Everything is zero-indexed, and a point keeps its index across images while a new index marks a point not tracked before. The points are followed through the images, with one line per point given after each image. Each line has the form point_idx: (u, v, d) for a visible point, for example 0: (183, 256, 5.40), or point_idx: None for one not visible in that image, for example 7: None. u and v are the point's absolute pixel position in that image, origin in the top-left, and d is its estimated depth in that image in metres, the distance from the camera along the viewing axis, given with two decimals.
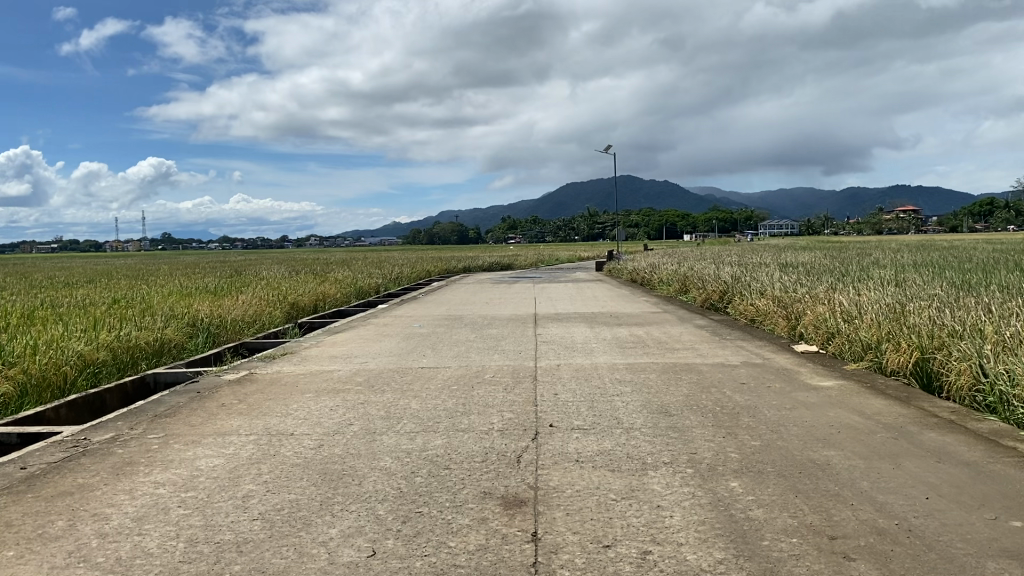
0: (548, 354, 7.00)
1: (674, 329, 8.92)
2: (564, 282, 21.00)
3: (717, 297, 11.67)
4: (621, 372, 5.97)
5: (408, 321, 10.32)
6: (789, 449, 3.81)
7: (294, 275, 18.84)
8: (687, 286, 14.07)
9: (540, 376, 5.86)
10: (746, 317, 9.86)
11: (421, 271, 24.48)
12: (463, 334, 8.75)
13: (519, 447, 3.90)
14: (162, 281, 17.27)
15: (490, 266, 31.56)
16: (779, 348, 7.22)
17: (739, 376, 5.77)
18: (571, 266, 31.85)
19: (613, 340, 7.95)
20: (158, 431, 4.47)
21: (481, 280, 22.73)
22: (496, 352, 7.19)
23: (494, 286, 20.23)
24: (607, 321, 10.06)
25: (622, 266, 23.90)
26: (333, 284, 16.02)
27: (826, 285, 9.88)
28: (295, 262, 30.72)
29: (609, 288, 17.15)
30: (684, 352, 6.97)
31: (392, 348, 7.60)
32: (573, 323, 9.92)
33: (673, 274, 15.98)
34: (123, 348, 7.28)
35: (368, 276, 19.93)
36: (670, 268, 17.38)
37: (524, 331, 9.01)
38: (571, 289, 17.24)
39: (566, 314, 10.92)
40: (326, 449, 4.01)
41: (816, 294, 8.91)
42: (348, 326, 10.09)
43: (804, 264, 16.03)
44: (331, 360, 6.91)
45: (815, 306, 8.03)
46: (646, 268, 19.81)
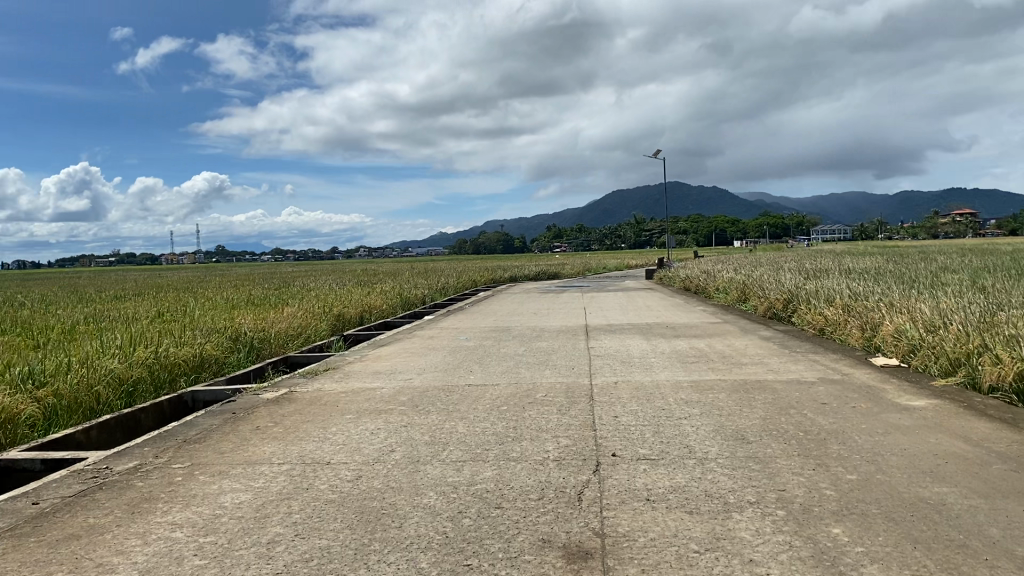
0: (604, 370, 6.53)
1: (737, 341, 8.36)
2: (615, 291, 20.46)
3: (780, 305, 11.04)
4: (685, 390, 5.49)
5: (455, 334, 9.92)
6: (893, 485, 3.29)
7: (341, 286, 18.65)
8: (746, 295, 13.43)
9: (597, 395, 5.40)
10: (813, 327, 9.24)
11: (469, 282, 24.17)
12: (513, 348, 8.32)
13: (579, 483, 3.44)
14: (211, 294, 17.22)
15: (539, 275, 31.13)
16: (856, 362, 6.64)
17: (817, 396, 5.23)
18: (621, 275, 31.17)
19: (673, 354, 7.45)
20: (186, 460, 4.13)
21: (529, 289, 22.33)
22: (549, 368, 6.73)
23: (543, 295, 19.80)
24: (664, 332, 9.55)
25: (675, 273, 23.26)
26: (380, 295, 15.75)
27: (901, 293, 9.20)
28: (342, 274, 30.64)
29: (663, 298, 16.56)
30: (751, 367, 6.45)
31: (438, 364, 7.19)
32: (628, 335, 9.42)
33: (730, 282, 15.34)
34: (160, 366, 7.01)
35: (415, 286, 19.66)
36: (726, 275, 16.71)
37: (577, 343, 8.55)
38: (623, 299, 16.69)
39: (619, 325, 10.42)
40: (363, 483, 3.60)
41: (891, 302, 8.26)
42: (394, 340, 9.72)
43: (870, 270, 15.25)
44: (375, 377, 6.53)
45: (893, 315, 7.41)
46: (700, 275, 19.17)
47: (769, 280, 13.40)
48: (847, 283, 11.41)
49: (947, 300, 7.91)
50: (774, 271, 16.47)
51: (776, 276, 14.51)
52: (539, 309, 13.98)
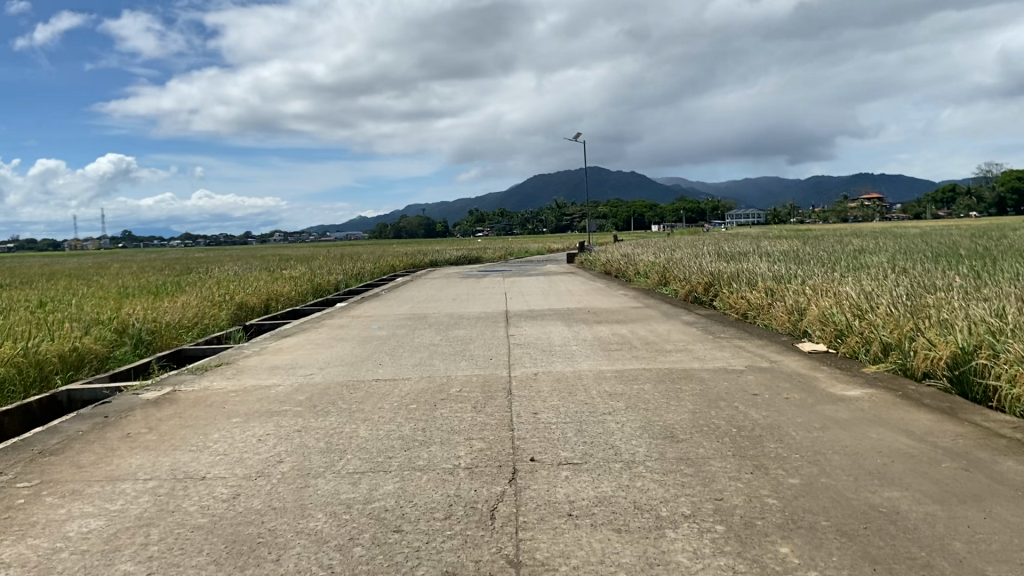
0: (523, 360, 6.12)
1: (660, 327, 8.07)
2: (535, 275, 20.10)
3: (701, 290, 10.83)
4: (609, 381, 5.11)
5: (366, 323, 9.35)
6: (839, 491, 2.96)
7: (248, 273, 17.72)
8: (666, 278, 13.22)
9: (515, 388, 4.97)
10: (736, 311, 9.03)
11: (386, 267, 23.45)
12: (426, 337, 7.83)
13: (492, 497, 2.99)
14: (105, 282, 16.09)
15: (458, 260, 30.58)
16: (783, 348, 6.41)
17: (748, 385, 4.93)
18: (541, 259, 30.88)
19: (595, 342, 7.08)
20: (34, 475, 3.51)
21: (448, 274, 21.78)
22: (463, 359, 6.28)
23: (462, 280, 19.29)
24: (585, 319, 9.21)
25: (595, 257, 23.04)
26: (289, 283, 14.97)
27: (822, 276, 9.06)
28: (252, 259, 29.43)
29: (583, 282, 16.27)
30: (677, 355, 6.14)
31: (345, 356, 6.64)
32: (548, 322, 9.04)
33: (650, 265, 15.15)
34: (29, 363, 6.25)
35: (328, 272, 18.88)
36: (646, 259, 16.52)
37: (495, 331, 8.12)
38: (542, 283, 16.36)
39: (539, 311, 10.03)
40: (241, 503, 3.07)
41: (814, 285, 8.09)
42: (300, 330, 9.09)
43: (787, 254, 15.27)
44: (272, 372, 5.95)
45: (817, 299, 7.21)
46: (620, 259, 18.98)
47: (690, 264, 13.22)
48: (767, 266, 11.29)
49: (870, 283, 7.76)
50: (693, 254, 16.36)
51: (696, 260, 14.36)
52: (456, 295, 13.49)
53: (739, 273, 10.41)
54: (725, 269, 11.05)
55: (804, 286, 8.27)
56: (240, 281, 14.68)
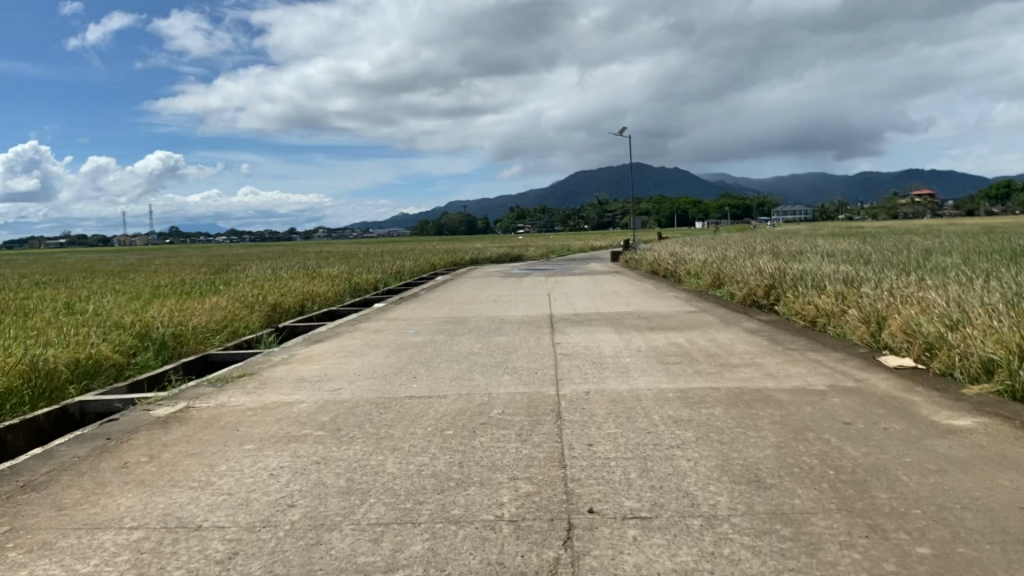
0: (572, 374, 5.51)
1: (721, 336, 7.39)
2: (580, 275, 19.44)
3: (761, 293, 10.10)
4: (672, 404, 4.48)
5: (403, 328, 8.82)
6: (990, 569, 2.31)
7: (286, 271, 17.37)
8: (721, 280, 12.48)
9: (564, 411, 4.37)
10: (803, 318, 8.29)
11: (426, 266, 23.01)
12: (467, 345, 7.26)
13: (544, 568, 2.40)
14: (141, 280, 15.83)
15: (501, 258, 30.05)
16: (864, 363, 5.71)
17: (835, 411, 4.26)
18: (584, 257, 30.15)
19: (651, 353, 6.45)
20: (5, 519, 3.00)
21: (490, 273, 21.24)
22: (506, 372, 5.69)
23: (504, 279, 18.71)
24: (637, 324, 8.56)
25: (641, 256, 22.29)
26: (326, 282, 14.56)
27: (898, 280, 8.28)
28: (292, 257, 29.20)
29: (630, 282, 15.57)
30: (746, 371, 5.47)
31: (378, 366, 6.10)
32: (596, 328, 8.41)
33: (702, 266, 14.40)
34: (40, 373, 5.82)
35: (367, 271, 18.46)
36: (697, 258, 15.76)
37: (540, 339, 7.52)
38: (588, 284, 15.68)
39: (586, 315, 9.40)
40: (237, 566, 2.52)
41: (892, 291, 7.33)
42: (333, 334, 8.60)
43: (848, 253, 14.39)
44: (298, 386, 5.43)
45: (901, 307, 6.47)
46: (669, 258, 18.22)
47: (746, 264, 12.46)
48: (832, 268, 10.50)
49: (959, 290, 6.98)
50: (747, 253, 15.55)
51: (752, 259, 13.58)
52: (499, 296, 12.91)
53: (803, 275, 9.65)
54: (786, 271, 10.29)
55: (882, 291, 7.51)
56: (276, 280, 14.29)
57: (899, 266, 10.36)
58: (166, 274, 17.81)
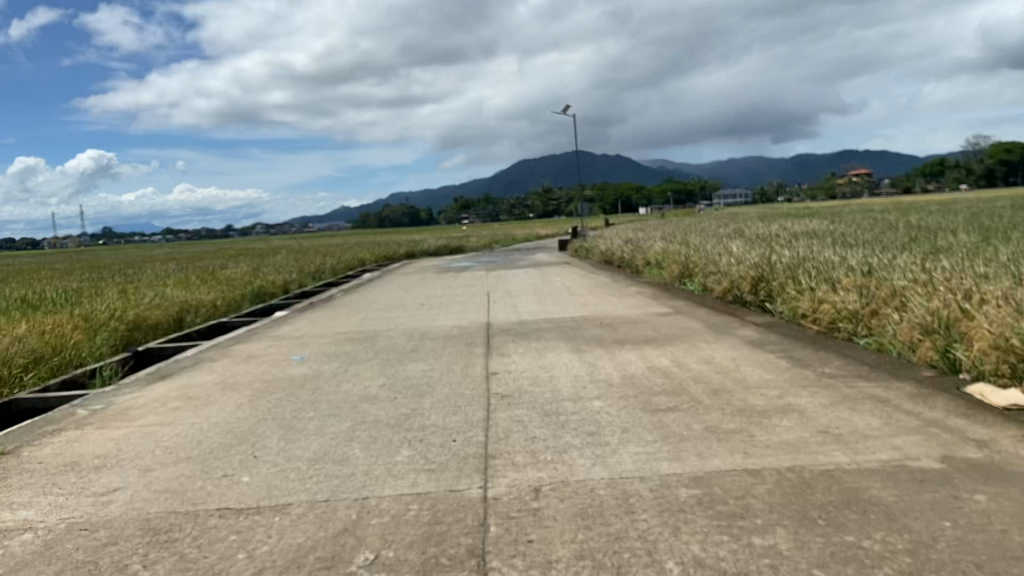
0: (510, 443, 3.42)
1: (717, 352, 5.37)
2: (524, 268, 17.40)
3: (746, 288, 8.13)
4: (695, 526, 2.40)
5: (290, 352, 6.64)
6: None
7: (183, 274, 14.95)
8: (691, 271, 10.51)
9: (494, 556, 2.27)
10: (816, 323, 6.29)
11: (354, 263, 20.73)
12: (364, 381, 5.12)
13: None
14: (4, 291, 13.30)
15: (441, 251, 27.91)
16: (958, 403, 3.72)
17: (1005, 535, 2.24)
18: (528, 248, 28.13)
19: (627, 389, 4.38)
20: None
21: (426, 269, 19.09)
22: (406, 441, 3.59)
23: (441, 276, 16.57)
24: (600, 336, 6.51)
25: (591, 244, 20.34)
26: (221, 287, 12.26)
27: (936, 269, 6.34)
28: (207, 256, 26.61)
29: (581, 275, 13.58)
30: (787, 429, 3.44)
31: (212, 436, 3.93)
32: (546, 342, 6.35)
33: (664, 254, 12.44)
34: None
35: (282, 271, 16.17)
36: (657, 246, 13.79)
37: (471, 366, 5.42)
38: (535, 280, 13.60)
39: (532, 324, 7.33)
40: None
41: (945, 289, 5.39)
42: (191, 366, 6.38)
43: (831, 233, 12.56)
44: (52, 482, 3.23)
45: (980, 313, 4.51)
46: (624, 246, 16.26)
47: (718, 250, 10.50)
48: (829, 252, 8.60)
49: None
50: (713, 239, 13.63)
51: (723, 245, 11.67)
52: (427, 299, 10.77)
53: (801, 264, 7.70)
54: (775, 258, 8.34)
55: (929, 289, 5.55)
56: (159, 287, 11.94)
57: (909, 249, 8.49)
58: (40, 282, 15.23)
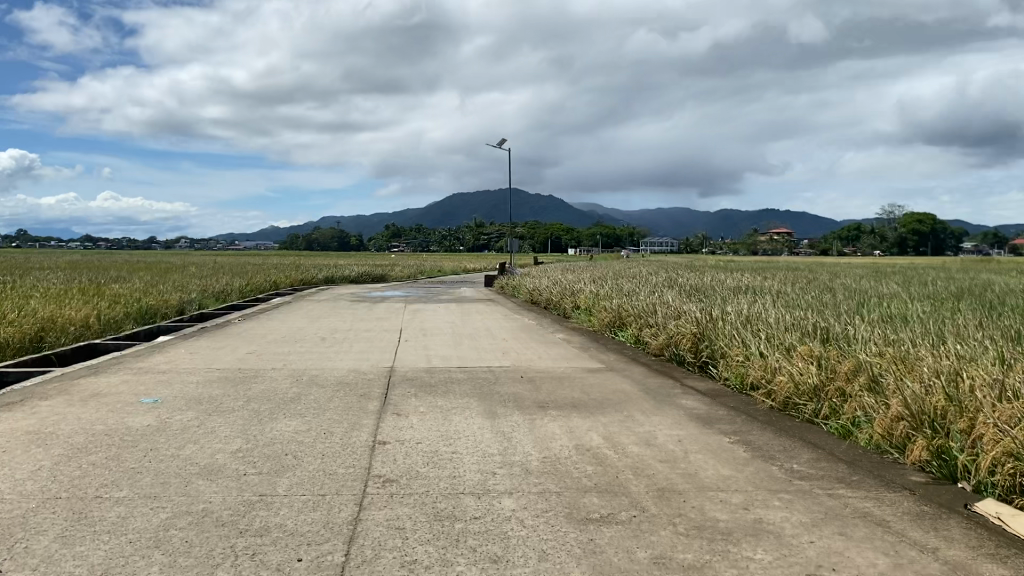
0: (378, 572, 2.37)
1: (659, 429, 4.41)
2: (446, 303, 16.33)
3: (684, 346, 7.25)
4: None
5: (143, 393, 5.44)
6: None
7: (64, 285, 13.37)
8: (623, 320, 9.62)
9: None
10: (769, 397, 5.42)
11: (265, 285, 19.31)
12: (214, 445, 3.99)
13: None
14: None
15: (362, 278, 26.63)
16: (977, 532, 2.83)
17: None
18: (453, 281, 27.07)
19: (548, 481, 3.37)
20: None
21: (341, 296, 17.84)
22: (231, 558, 2.49)
23: (355, 306, 15.36)
24: (520, 394, 5.51)
25: (518, 282, 19.41)
26: (100, 303, 10.82)
27: (902, 343, 5.55)
28: (107, 265, 24.69)
29: (505, 316, 12.61)
30: (767, 566, 2.48)
31: None
32: (454, 398, 5.31)
33: (595, 300, 11.56)
34: None
35: (178, 289, 14.70)
36: (587, 290, 12.90)
37: (357, 429, 4.35)
38: (454, 317, 12.55)
39: (443, 373, 6.29)
40: None
41: (925, 372, 4.55)
42: (10, 403, 5.10)
43: (768, 289, 11.93)
44: None
45: (983, 408, 3.66)
46: (552, 286, 15.37)
47: (653, 300, 9.66)
48: (777, 311, 7.79)
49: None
50: (646, 287, 12.82)
51: (658, 294, 10.85)
52: (331, 332, 9.61)
53: (748, 325, 6.87)
54: (717, 315, 7.50)
55: (905, 369, 4.72)
56: (24, 297, 10.44)
57: (860, 314, 7.78)
58: None
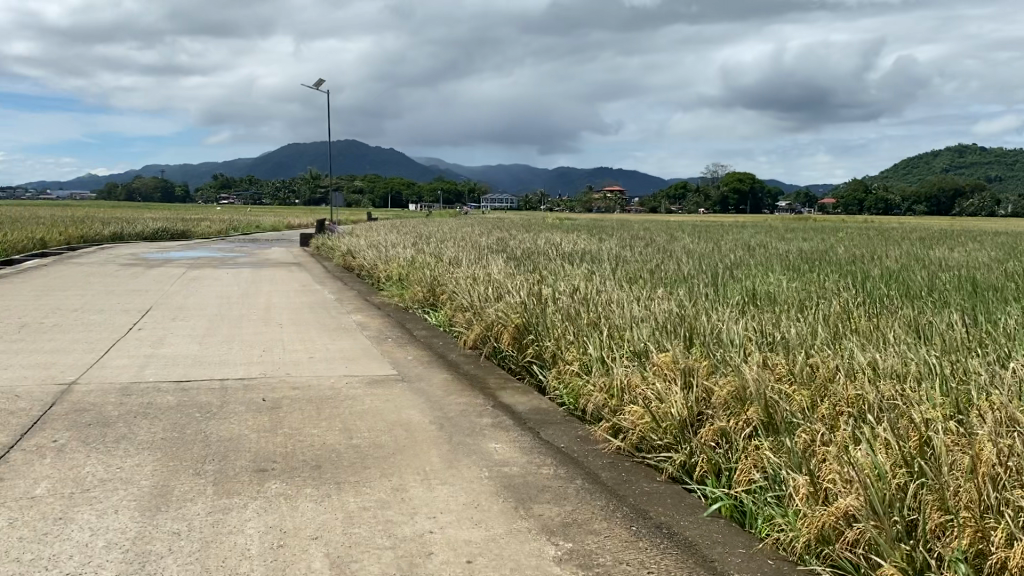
0: None
1: (439, 526, 2.56)
2: (244, 266, 13.91)
3: (504, 340, 5.47)
4: None
5: None
6: None
7: None
8: (439, 297, 7.78)
9: None
10: (615, 433, 3.69)
11: (22, 242, 16.02)
12: None
13: None
14: None
15: (160, 234, 23.41)
16: None
17: None
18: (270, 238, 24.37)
19: None
20: None
21: (117, 258, 14.94)
22: None
23: (125, 271, 12.64)
24: (240, 439, 3.50)
25: (336, 242, 17.15)
26: None
27: (794, 353, 3.98)
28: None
29: (304, 286, 10.45)
30: None
31: None
32: (121, 457, 3.23)
33: (409, 268, 9.62)
34: None
35: None
36: (402, 255, 10.92)
37: None
38: (240, 287, 10.26)
39: (142, 397, 4.17)
40: None
41: (851, 418, 2.96)
42: None
43: (611, 256, 10.41)
44: None
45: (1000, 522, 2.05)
46: (369, 248, 13.29)
47: (476, 271, 7.85)
48: (620, 290, 6.15)
49: None
50: (474, 251, 11.03)
51: (483, 263, 9.07)
52: (45, 315, 7.15)
53: (584, 314, 5.16)
54: (548, 298, 5.77)
55: (816, 414, 3.12)
56: None
57: (722, 293, 6.29)
58: None
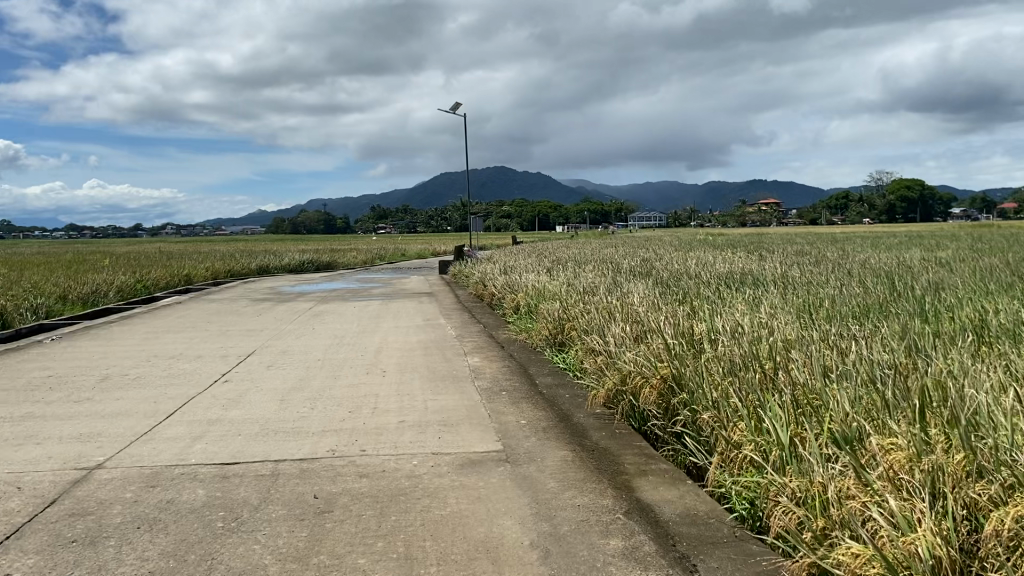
0: None
1: None
2: (373, 299, 13.23)
3: (645, 399, 4.17)
4: None
5: None
6: None
7: None
8: (569, 334, 6.56)
9: None
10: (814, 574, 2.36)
11: (167, 278, 16.17)
12: None
13: None
14: None
15: (305, 266, 23.55)
16: None
17: None
18: (412, 266, 24.02)
19: None
20: None
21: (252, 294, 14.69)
22: None
23: (253, 307, 12.22)
24: None
25: (472, 269, 16.30)
26: None
27: None
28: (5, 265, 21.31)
29: (426, 321, 9.52)
30: None
31: None
32: None
33: (538, 300, 8.46)
34: None
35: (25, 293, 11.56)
36: (533, 283, 9.78)
37: None
38: (358, 323, 9.45)
39: (166, 493, 3.20)
40: None
41: None
42: None
43: (775, 278, 8.82)
44: None
45: None
46: (501, 276, 12.26)
47: (612, 303, 6.58)
48: (798, 326, 4.71)
49: None
50: (613, 276, 9.73)
51: (622, 291, 7.76)
52: (137, 364, 6.49)
53: (753, 365, 3.80)
54: (702, 342, 4.44)
55: None
56: None
57: (939, 328, 4.71)
58: None
